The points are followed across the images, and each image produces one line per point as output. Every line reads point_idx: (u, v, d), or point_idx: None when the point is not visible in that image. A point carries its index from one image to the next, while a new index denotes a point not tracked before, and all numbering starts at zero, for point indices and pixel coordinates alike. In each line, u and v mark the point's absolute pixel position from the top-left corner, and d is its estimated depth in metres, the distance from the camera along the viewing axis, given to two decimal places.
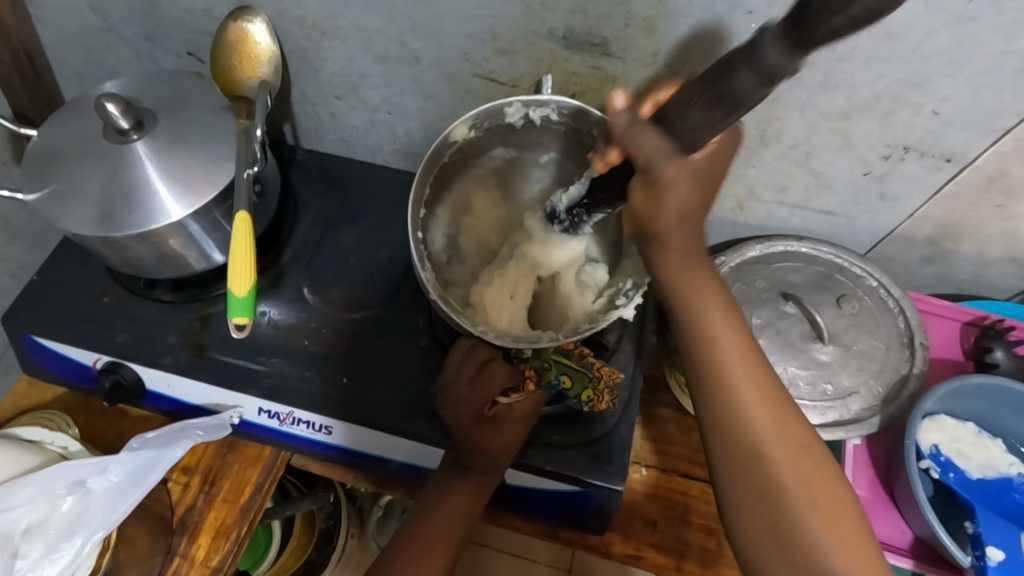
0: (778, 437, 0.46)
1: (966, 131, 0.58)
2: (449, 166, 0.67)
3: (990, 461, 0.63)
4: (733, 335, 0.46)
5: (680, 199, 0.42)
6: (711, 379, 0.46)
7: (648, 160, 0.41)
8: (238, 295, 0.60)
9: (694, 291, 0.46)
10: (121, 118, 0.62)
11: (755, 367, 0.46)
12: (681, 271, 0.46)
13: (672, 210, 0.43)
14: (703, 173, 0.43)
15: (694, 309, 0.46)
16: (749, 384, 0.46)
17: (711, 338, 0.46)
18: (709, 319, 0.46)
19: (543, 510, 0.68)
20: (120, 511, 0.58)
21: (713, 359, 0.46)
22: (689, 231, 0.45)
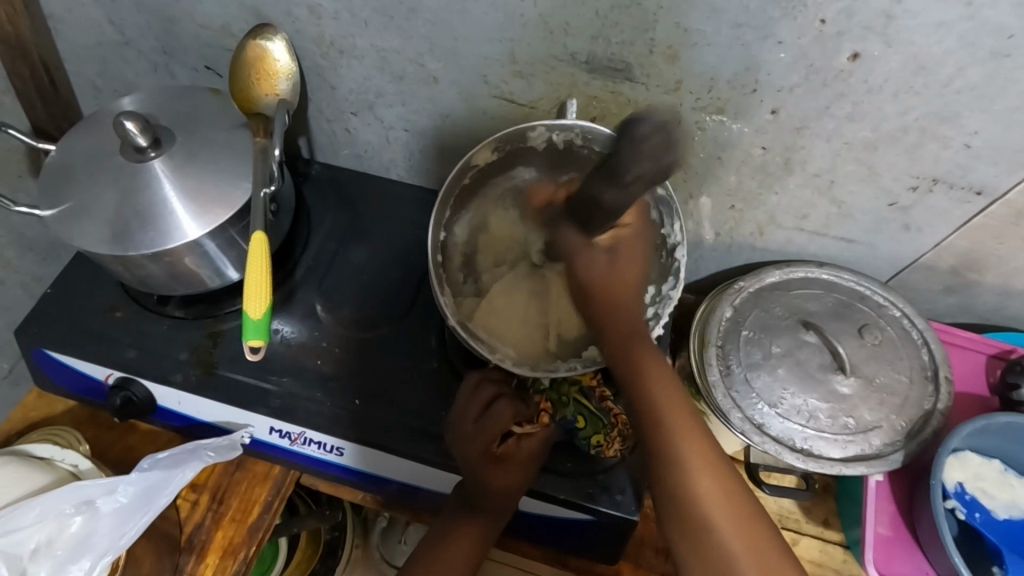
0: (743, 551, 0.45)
1: (995, 166, 0.57)
2: (469, 189, 0.67)
3: (1015, 500, 0.61)
4: (697, 450, 0.48)
5: (599, 274, 0.51)
6: (680, 507, 0.47)
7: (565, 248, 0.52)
8: (252, 317, 0.59)
9: (642, 370, 0.50)
10: (139, 135, 0.61)
11: (711, 458, 0.48)
12: (642, 381, 0.50)
13: (611, 294, 0.51)
14: (624, 254, 0.51)
15: (657, 419, 0.49)
16: (716, 505, 0.46)
17: (673, 453, 0.48)
18: (675, 432, 0.48)
19: (552, 538, 0.67)
20: (128, 534, 0.58)
21: (683, 486, 0.47)
22: (633, 312, 0.52)
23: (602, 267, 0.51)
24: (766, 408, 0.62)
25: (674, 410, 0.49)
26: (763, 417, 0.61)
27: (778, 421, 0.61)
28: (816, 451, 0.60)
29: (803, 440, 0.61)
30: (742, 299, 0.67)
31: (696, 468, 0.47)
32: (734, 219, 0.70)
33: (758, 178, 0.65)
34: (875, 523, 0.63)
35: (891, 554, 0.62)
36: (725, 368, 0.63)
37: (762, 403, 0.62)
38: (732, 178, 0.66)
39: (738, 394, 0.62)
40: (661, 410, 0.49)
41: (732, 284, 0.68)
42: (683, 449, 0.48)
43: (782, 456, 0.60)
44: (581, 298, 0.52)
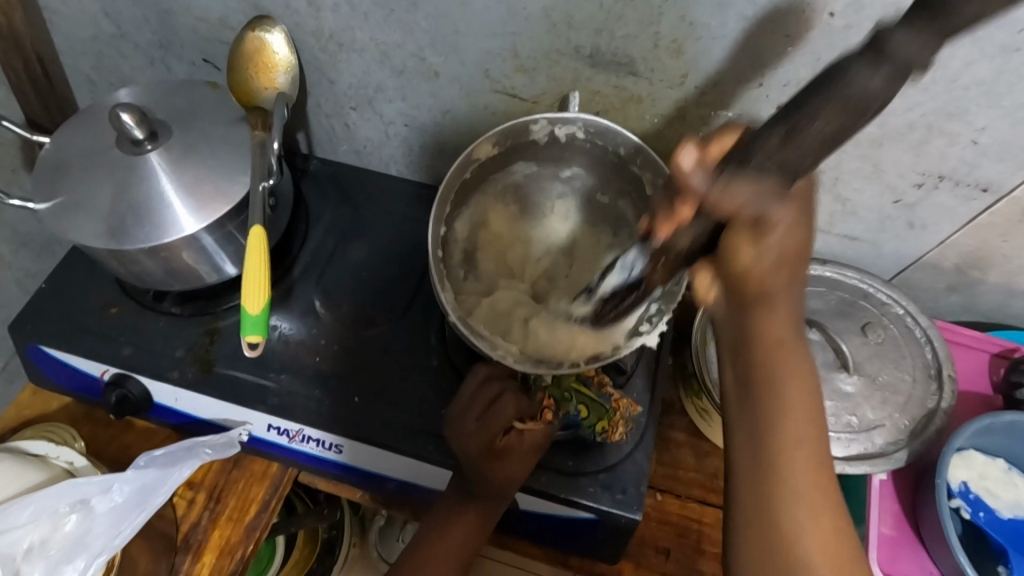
0: (829, 574, 0.40)
1: (1002, 163, 0.56)
2: (468, 183, 0.66)
3: (1021, 500, 0.61)
4: (805, 459, 0.40)
5: (784, 249, 0.37)
6: (766, 517, 0.40)
7: (743, 209, 0.34)
8: (250, 312, 0.58)
9: (773, 353, 0.40)
10: (135, 128, 0.60)
11: (818, 470, 0.41)
12: (777, 380, 0.40)
13: (777, 263, 0.37)
14: (807, 231, 0.38)
15: (775, 420, 0.40)
16: (806, 516, 0.40)
17: (773, 457, 0.40)
18: (791, 438, 0.40)
19: (553, 537, 0.67)
20: (124, 533, 0.57)
21: (778, 495, 0.40)
22: (793, 295, 0.39)
23: (786, 240, 0.37)
24: None
25: (789, 410, 0.40)
26: None
27: None
28: None
29: None
30: None
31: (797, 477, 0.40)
32: None
33: None
34: (878, 522, 0.63)
35: (896, 554, 0.62)
36: None
37: None
38: None
39: None
40: (785, 412, 0.40)
41: None
42: (790, 455, 0.40)
43: None
44: (752, 266, 0.37)
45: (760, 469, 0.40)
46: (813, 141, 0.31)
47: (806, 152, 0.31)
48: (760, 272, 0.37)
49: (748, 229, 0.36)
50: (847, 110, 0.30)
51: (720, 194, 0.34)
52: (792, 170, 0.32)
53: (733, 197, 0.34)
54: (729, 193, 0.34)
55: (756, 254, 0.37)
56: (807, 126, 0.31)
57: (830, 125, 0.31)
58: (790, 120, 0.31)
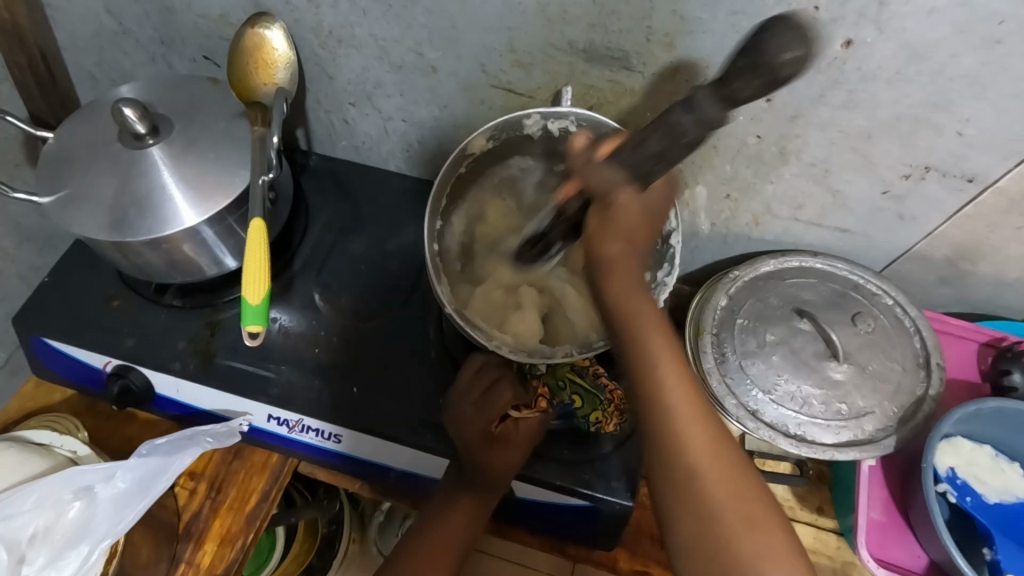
0: (736, 518, 0.42)
1: (988, 154, 0.57)
2: (465, 176, 0.67)
3: (1007, 485, 0.62)
4: (694, 420, 0.43)
5: (626, 226, 0.43)
6: (677, 480, 0.43)
7: (604, 191, 0.43)
8: (251, 303, 0.59)
9: (635, 320, 0.44)
10: (138, 123, 0.62)
11: (706, 425, 0.43)
12: (642, 343, 0.43)
13: (625, 233, 0.43)
14: (653, 209, 0.45)
15: (653, 382, 0.43)
16: (715, 473, 0.42)
17: (666, 425, 0.43)
18: (671, 398, 0.43)
19: (549, 525, 0.68)
20: (127, 519, 0.58)
21: (681, 458, 0.43)
22: (636, 264, 0.44)
23: (626, 219, 0.43)
24: (761, 394, 0.62)
25: (668, 375, 0.43)
26: (757, 404, 0.62)
27: (772, 408, 0.62)
28: (809, 437, 0.61)
29: (797, 426, 0.62)
30: (737, 289, 0.68)
31: (694, 436, 0.43)
32: (730, 208, 0.71)
33: (755, 167, 0.65)
34: (868, 508, 0.64)
35: (885, 539, 0.63)
36: (720, 355, 0.64)
37: (756, 390, 0.63)
38: (728, 167, 0.66)
39: (733, 381, 0.63)
40: (657, 374, 0.43)
41: (727, 274, 0.69)
42: (681, 419, 0.43)
43: (776, 442, 0.61)
44: (601, 243, 0.43)
45: (661, 438, 0.43)
46: (647, 152, 0.42)
47: (650, 156, 0.42)
48: (611, 246, 0.43)
49: (599, 213, 0.44)
50: (666, 132, 0.41)
51: (587, 175, 0.45)
52: (647, 171, 0.43)
53: (596, 179, 0.44)
54: (597, 172, 0.44)
55: (606, 230, 0.43)
56: (647, 141, 0.42)
57: (659, 145, 0.41)
58: (645, 131, 0.42)
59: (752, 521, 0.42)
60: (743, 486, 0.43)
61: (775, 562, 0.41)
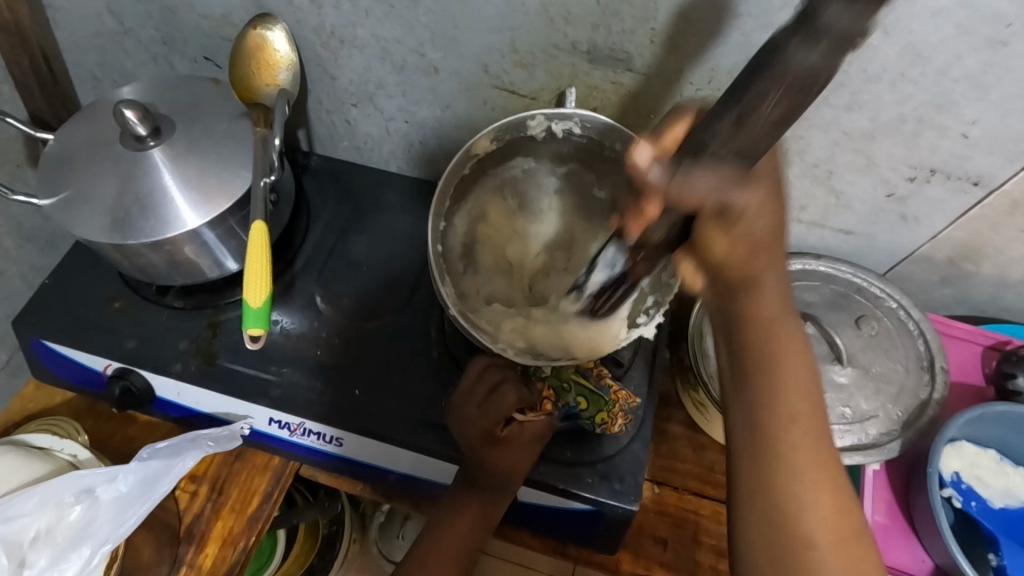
0: (828, 538, 0.42)
1: (992, 155, 0.57)
2: (468, 178, 0.66)
3: (1010, 489, 0.62)
4: (805, 431, 0.44)
5: (754, 231, 0.41)
6: (767, 488, 0.43)
7: (707, 197, 0.37)
8: (252, 305, 0.59)
9: (762, 323, 0.44)
10: (139, 124, 0.61)
11: (819, 443, 0.44)
12: (768, 352, 0.44)
13: (751, 237, 0.42)
14: (776, 212, 0.42)
15: (771, 391, 0.44)
16: (808, 487, 0.43)
17: (776, 434, 0.44)
18: (783, 410, 0.44)
19: (551, 527, 0.68)
20: (128, 522, 0.58)
21: (780, 465, 0.43)
22: (768, 274, 0.44)
23: (744, 222, 0.40)
24: None
25: (790, 386, 0.44)
26: None
27: None
28: None
29: None
30: None
31: (795, 448, 0.44)
32: None
33: None
34: (871, 511, 0.64)
35: (889, 542, 0.63)
36: None
37: None
38: None
39: None
40: (773, 384, 0.44)
41: None
42: (790, 428, 0.44)
43: None
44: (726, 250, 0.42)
45: (759, 448, 0.44)
46: (757, 131, 0.33)
47: (755, 136, 0.33)
48: (735, 254, 0.42)
49: (716, 217, 0.40)
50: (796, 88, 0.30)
51: (682, 185, 0.37)
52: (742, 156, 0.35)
53: (694, 191, 0.37)
54: (689, 183, 0.37)
55: (728, 239, 0.41)
56: (751, 116, 0.33)
57: (770, 119, 0.33)
58: (741, 107, 0.33)
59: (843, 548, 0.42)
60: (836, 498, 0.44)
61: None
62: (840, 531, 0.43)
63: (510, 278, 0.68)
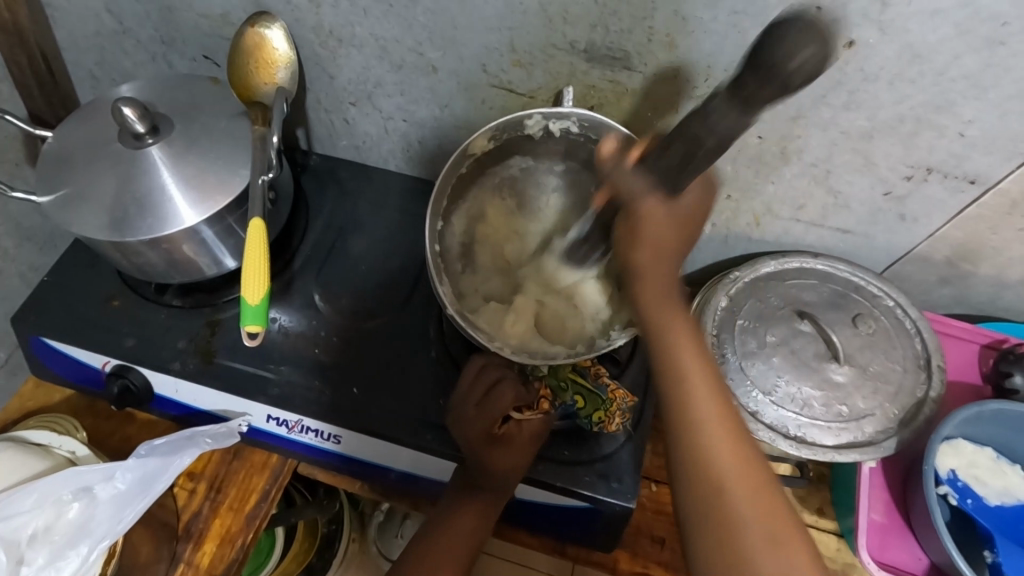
0: (757, 526, 0.40)
1: (990, 155, 0.57)
2: (465, 177, 0.67)
3: (1008, 488, 0.62)
4: (717, 417, 0.42)
5: (653, 231, 0.43)
6: (689, 475, 0.42)
7: (633, 194, 0.44)
8: (250, 303, 0.59)
9: (666, 316, 0.43)
10: (137, 123, 0.61)
11: (736, 431, 0.42)
12: (673, 343, 0.43)
13: (650, 238, 0.43)
14: (685, 211, 0.44)
15: (682, 382, 0.42)
16: (729, 475, 0.41)
17: (693, 424, 0.42)
18: (695, 400, 0.42)
19: (549, 526, 0.68)
20: (126, 519, 0.58)
21: (698, 456, 0.41)
22: (666, 269, 0.44)
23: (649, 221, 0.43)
24: (761, 395, 0.62)
25: (695, 372, 0.42)
26: (757, 405, 0.62)
27: (772, 409, 0.62)
28: (809, 438, 0.61)
29: (797, 427, 0.61)
30: (737, 289, 0.68)
31: (712, 434, 0.42)
32: (731, 210, 0.71)
33: (756, 168, 0.65)
34: (868, 510, 0.64)
35: (885, 540, 0.63)
36: (720, 357, 0.64)
37: (756, 392, 0.62)
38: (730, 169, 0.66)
39: (733, 382, 0.63)
40: (682, 374, 0.42)
41: (728, 274, 0.69)
42: (702, 415, 0.42)
43: (776, 443, 0.61)
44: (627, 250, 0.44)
45: (682, 438, 0.42)
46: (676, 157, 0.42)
47: (671, 169, 0.43)
48: (640, 250, 0.43)
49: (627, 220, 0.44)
50: (692, 141, 0.40)
51: (622, 177, 0.46)
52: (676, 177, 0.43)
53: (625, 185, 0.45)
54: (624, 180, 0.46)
55: (633, 231, 0.43)
56: (672, 145, 0.42)
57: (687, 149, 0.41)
58: (673, 133, 0.42)
59: (778, 536, 0.40)
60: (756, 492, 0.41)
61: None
62: (771, 517, 0.41)
63: (508, 278, 0.66)
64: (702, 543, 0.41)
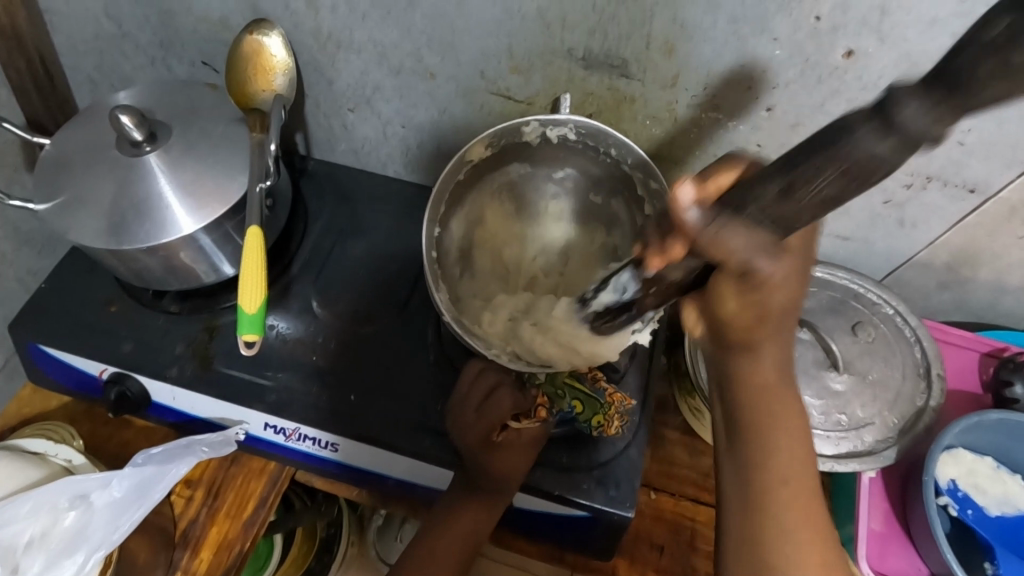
0: None
1: (989, 162, 0.57)
2: (465, 182, 0.66)
3: (1007, 496, 0.62)
4: (798, 506, 0.40)
5: (770, 300, 0.36)
6: (756, 559, 0.40)
7: (738, 258, 0.34)
8: (247, 312, 0.58)
9: (762, 396, 0.39)
10: (134, 129, 0.61)
11: (812, 522, 0.41)
12: (766, 428, 0.40)
13: (771, 306, 0.36)
14: (790, 272, 0.36)
15: (768, 471, 0.40)
16: (798, 561, 0.40)
17: (769, 513, 0.40)
18: (779, 490, 0.40)
19: (548, 534, 0.68)
20: (122, 527, 0.58)
21: (764, 540, 0.40)
22: (778, 345, 0.39)
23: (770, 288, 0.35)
24: None
25: (784, 453, 0.40)
26: None
27: None
28: None
29: None
30: None
31: (789, 516, 0.40)
32: None
33: None
34: (867, 519, 0.64)
35: (885, 549, 0.63)
36: None
37: None
38: None
39: None
40: (772, 462, 0.40)
41: None
42: (784, 506, 0.40)
43: None
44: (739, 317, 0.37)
45: (756, 517, 0.40)
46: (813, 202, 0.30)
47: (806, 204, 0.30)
48: (747, 320, 0.37)
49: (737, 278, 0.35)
50: (850, 173, 0.28)
51: (718, 234, 0.34)
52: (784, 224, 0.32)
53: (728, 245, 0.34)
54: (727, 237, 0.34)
55: (734, 300, 0.36)
56: (812, 181, 0.29)
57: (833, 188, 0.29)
58: (794, 173, 0.30)
59: None
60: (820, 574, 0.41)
61: None
62: None
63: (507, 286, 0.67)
64: None
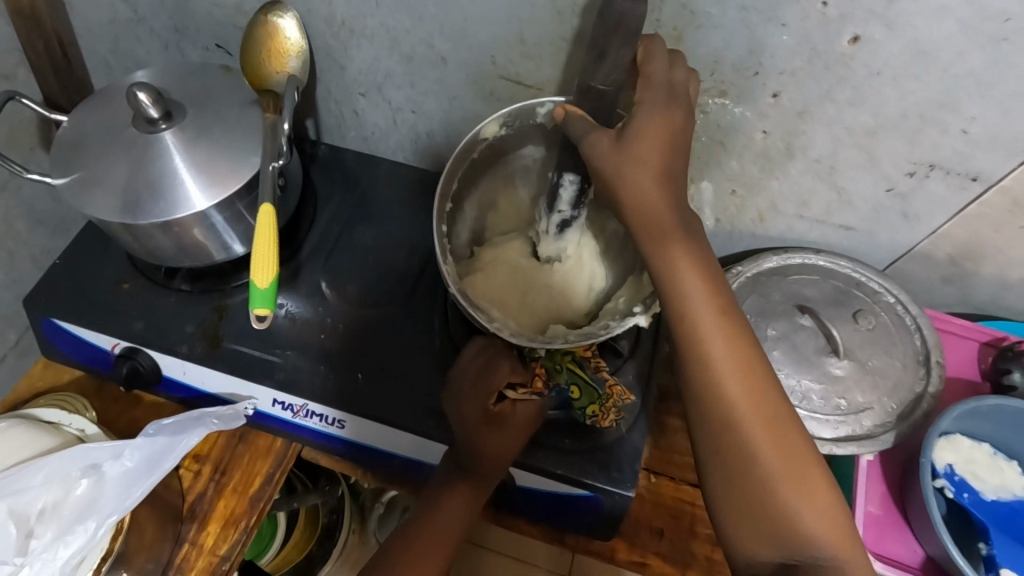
0: (772, 453, 0.46)
1: (993, 153, 0.58)
2: (477, 163, 0.66)
3: (1003, 482, 0.63)
4: (732, 358, 0.46)
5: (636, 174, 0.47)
6: (717, 416, 0.46)
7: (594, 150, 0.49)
8: (260, 286, 0.59)
9: (676, 259, 0.47)
10: (152, 107, 0.62)
11: (744, 368, 0.47)
12: (683, 295, 0.47)
13: (636, 169, 0.47)
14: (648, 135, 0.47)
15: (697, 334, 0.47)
16: (753, 414, 0.46)
17: (712, 374, 0.46)
18: (710, 347, 0.46)
19: (545, 515, 0.69)
20: (134, 496, 0.59)
21: (715, 383, 0.46)
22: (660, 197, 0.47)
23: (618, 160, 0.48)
24: None
25: (713, 335, 0.47)
26: None
27: None
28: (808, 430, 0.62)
29: None
30: (740, 284, 0.68)
31: (737, 389, 0.46)
32: (736, 205, 0.71)
33: (760, 164, 0.66)
34: (865, 502, 0.65)
35: (882, 533, 0.64)
36: None
37: None
38: (734, 163, 0.67)
39: None
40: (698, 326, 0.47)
41: (731, 269, 0.69)
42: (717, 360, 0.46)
43: None
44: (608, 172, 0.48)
45: (716, 427, 0.46)
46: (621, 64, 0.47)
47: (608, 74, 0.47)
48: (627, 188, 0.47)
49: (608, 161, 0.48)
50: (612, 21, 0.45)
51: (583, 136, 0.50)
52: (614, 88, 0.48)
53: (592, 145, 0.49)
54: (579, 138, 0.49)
55: (624, 179, 0.47)
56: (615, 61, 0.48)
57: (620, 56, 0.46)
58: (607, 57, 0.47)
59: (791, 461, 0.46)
60: (791, 438, 0.46)
61: (819, 498, 0.45)
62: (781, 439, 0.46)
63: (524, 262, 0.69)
64: (722, 481, 0.47)
